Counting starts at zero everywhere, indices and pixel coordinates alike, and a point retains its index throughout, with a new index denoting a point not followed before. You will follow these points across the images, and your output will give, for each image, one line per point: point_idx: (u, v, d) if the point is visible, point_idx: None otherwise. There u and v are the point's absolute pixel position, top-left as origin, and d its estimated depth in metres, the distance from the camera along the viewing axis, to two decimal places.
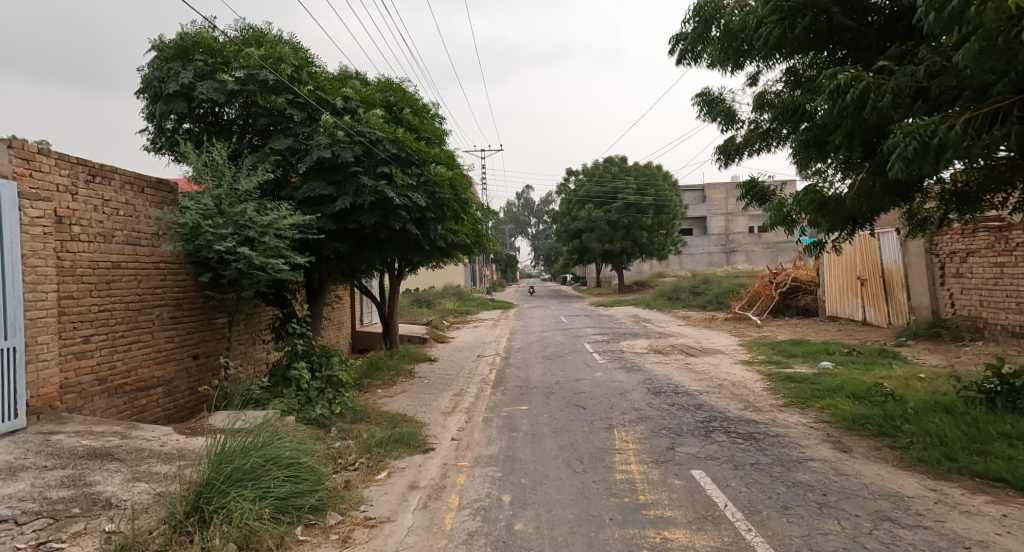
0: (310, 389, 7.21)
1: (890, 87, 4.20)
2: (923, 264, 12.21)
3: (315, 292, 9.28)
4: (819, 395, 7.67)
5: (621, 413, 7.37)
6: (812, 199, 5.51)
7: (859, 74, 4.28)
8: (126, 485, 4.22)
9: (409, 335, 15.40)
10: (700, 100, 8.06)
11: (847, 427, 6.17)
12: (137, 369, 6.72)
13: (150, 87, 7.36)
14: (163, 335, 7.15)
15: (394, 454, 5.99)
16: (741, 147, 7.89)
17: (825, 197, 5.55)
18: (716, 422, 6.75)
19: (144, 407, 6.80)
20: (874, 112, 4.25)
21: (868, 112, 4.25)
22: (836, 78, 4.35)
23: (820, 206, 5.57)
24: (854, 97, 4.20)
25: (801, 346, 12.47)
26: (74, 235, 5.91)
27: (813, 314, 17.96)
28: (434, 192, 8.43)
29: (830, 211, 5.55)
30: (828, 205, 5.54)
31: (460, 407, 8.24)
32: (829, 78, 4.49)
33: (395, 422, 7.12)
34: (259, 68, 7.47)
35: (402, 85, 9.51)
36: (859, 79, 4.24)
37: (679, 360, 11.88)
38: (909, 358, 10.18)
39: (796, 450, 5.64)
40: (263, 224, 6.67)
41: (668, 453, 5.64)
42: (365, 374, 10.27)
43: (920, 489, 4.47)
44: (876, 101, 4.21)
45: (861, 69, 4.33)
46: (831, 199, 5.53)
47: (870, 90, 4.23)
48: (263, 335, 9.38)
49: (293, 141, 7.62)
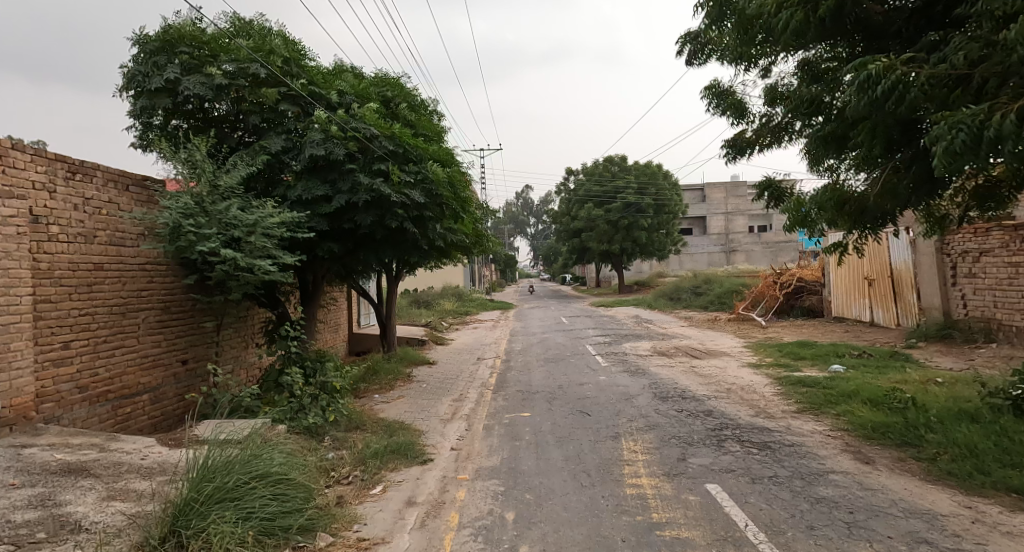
0: (303, 396, 6.84)
1: (922, 75, 3.88)
2: (933, 264, 11.92)
3: (310, 294, 8.95)
4: (833, 401, 7.37)
5: (628, 421, 7.07)
6: (832, 198, 5.20)
7: (892, 63, 3.93)
8: (99, 505, 3.90)
9: (407, 338, 15.08)
10: (709, 94, 7.81)
11: (866, 436, 5.88)
12: (121, 375, 6.39)
13: (132, 82, 7.02)
14: (150, 340, 6.83)
15: (391, 466, 5.67)
16: (752, 142, 7.61)
17: (846, 195, 5.22)
18: (728, 431, 6.45)
19: (128, 416, 6.47)
20: (905, 104, 3.92)
21: (896, 103, 3.94)
22: (865, 68, 3.99)
23: (842, 206, 5.25)
24: (886, 89, 3.86)
25: (809, 348, 12.17)
26: (52, 235, 5.60)
27: (818, 314, 17.68)
28: (432, 190, 8.12)
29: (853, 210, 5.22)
30: (850, 204, 5.22)
31: (460, 413, 7.94)
32: (857, 68, 4.15)
33: (392, 431, 6.82)
34: (249, 60, 7.17)
35: (398, 79, 9.21)
36: (891, 70, 3.89)
37: (684, 363, 11.59)
38: (921, 361, 9.88)
39: (814, 461, 5.34)
40: (249, 222, 6.41)
41: (679, 465, 5.34)
42: (362, 378, 9.97)
43: (953, 507, 4.18)
44: (908, 94, 3.88)
45: (894, 57, 3.98)
46: (854, 198, 5.20)
47: (905, 80, 3.89)
48: (255, 339, 9.07)
49: (284, 138, 7.30)
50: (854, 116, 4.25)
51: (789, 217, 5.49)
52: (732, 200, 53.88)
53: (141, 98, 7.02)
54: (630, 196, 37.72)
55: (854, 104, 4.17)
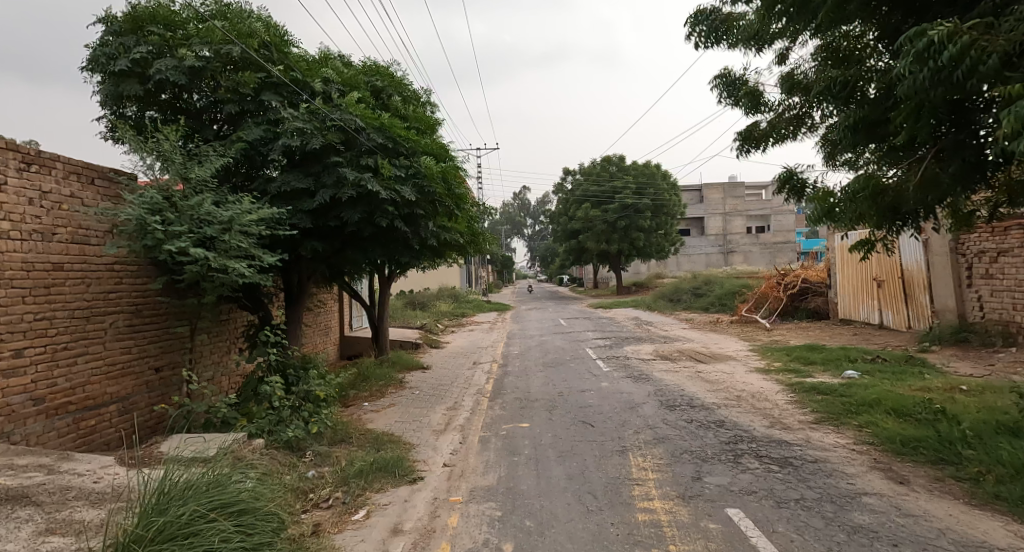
0: (282, 407, 6.28)
1: (993, 42, 3.38)
2: (947, 265, 11.46)
3: (295, 296, 8.41)
4: (853, 410, 6.88)
5: (635, 433, 6.55)
6: (868, 188, 4.69)
7: (958, 28, 3.43)
8: (33, 541, 3.37)
9: (401, 341, 14.54)
10: (720, 83, 7.35)
11: (895, 451, 5.39)
12: (83, 385, 5.85)
13: (95, 65, 6.52)
14: (118, 346, 6.29)
15: (376, 487, 5.15)
16: (768, 134, 7.15)
17: (883, 186, 4.75)
18: (744, 445, 5.95)
19: (92, 429, 5.92)
20: (973, 76, 3.44)
21: (962, 75, 3.45)
22: (926, 34, 3.51)
23: (876, 197, 4.78)
24: (954, 58, 3.37)
25: (818, 352, 11.67)
26: (2, 232, 5.06)
27: (824, 317, 17.21)
28: (425, 187, 7.65)
29: (890, 202, 4.73)
30: (886, 196, 4.75)
31: (453, 424, 7.42)
32: (915, 36, 3.66)
33: (380, 445, 6.30)
34: (225, 43, 6.70)
35: (389, 68, 8.72)
36: (957, 36, 3.40)
37: (689, 368, 11.09)
38: (939, 366, 9.39)
39: (843, 480, 4.85)
40: (224, 219, 5.92)
41: (694, 486, 4.84)
42: (351, 385, 9.45)
43: (1010, 539, 3.69)
44: (979, 63, 3.39)
45: (959, 22, 3.50)
46: (891, 188, 4.71)
47: (975, 47, 3.40)
48: (237, 344, 8.54)
49: (263, 128, 6.78)
50: (906, 92, 3.77)
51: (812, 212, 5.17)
52: (730, 201, 53.50)
53: (107, 83, 6.52)
54: (629, 196, 37.24)
55: (907, 76, 3.69)
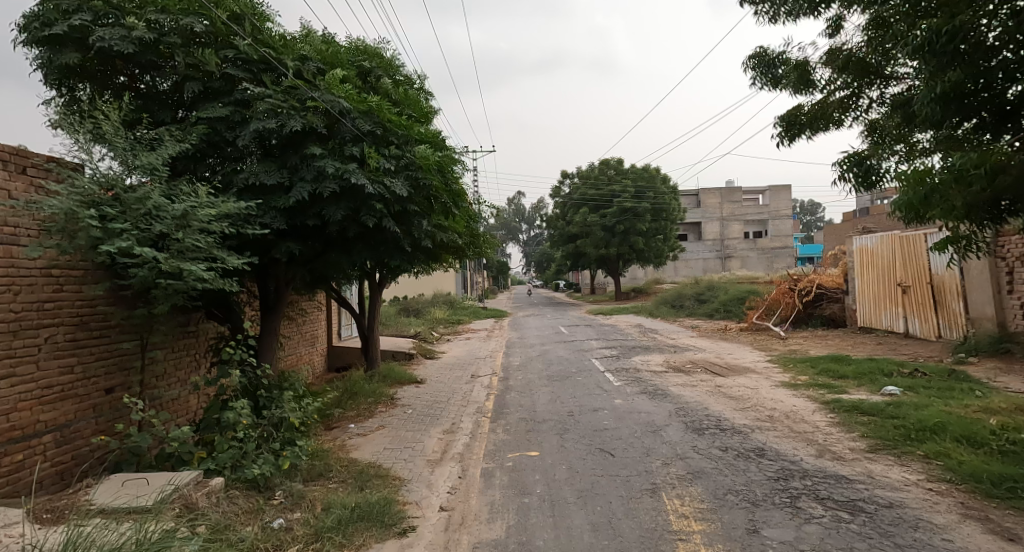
0: (247, 439, 5.26)
1: None
2: (985, 269, 10.58)
3: (271, 304, 7.43)
4: (912, 436, 5.96)
5: (663, 465, 5.59)
6: (979, 166, 3.85)
7: None
8: None
9: (393, 352, 13.54)
10: (754, 62, 6.46)
11: (984, 494, 4.47)
12: (8, 414, 4.83)
13: (27, 34, 5.53)
14: (53, 365, 5.25)
15: (357, 542, 4.18)
16: (814, 120, 6.39)
17: (1001, 162, 3.84)
18: (796, 482, 4.99)
19: (19, 465, 4.89)
20: None
21: None
22: None
23: (992, 176, 3.88)
24: None
25: (845, 364, 10.75)
26: None
27: (840, 324, 16.32)
28: (418, 181, 6.71)
29: (1010, 183, 3.84)
30: (1005, 175, 3.84)
31: (450, 452, 6.44)
32: None
33: (364, 482, 5.32)
34: (185, 14, 5.90)
35: (378, 48, 7.80)
36: None
37: (707, 382, 10.14)
38: (986, 381, 8.48)
39: (934, 535, 3.90)
40: (177, 214, 4.96)
41: (753, 544, 3.88)
42: (335, 404, 8.48)
43: None
44: None
45: None
46: (1014, 165, 3.81)
47: None
48: (204, 359, 7.51)
49: (230, 110, 5.94)
50: None
51: (907, 196, 4.37)
52: (729, 205, 52.69)
53: (44, 54, 5.56)
54: (628, 200, 36.23)
55: None
